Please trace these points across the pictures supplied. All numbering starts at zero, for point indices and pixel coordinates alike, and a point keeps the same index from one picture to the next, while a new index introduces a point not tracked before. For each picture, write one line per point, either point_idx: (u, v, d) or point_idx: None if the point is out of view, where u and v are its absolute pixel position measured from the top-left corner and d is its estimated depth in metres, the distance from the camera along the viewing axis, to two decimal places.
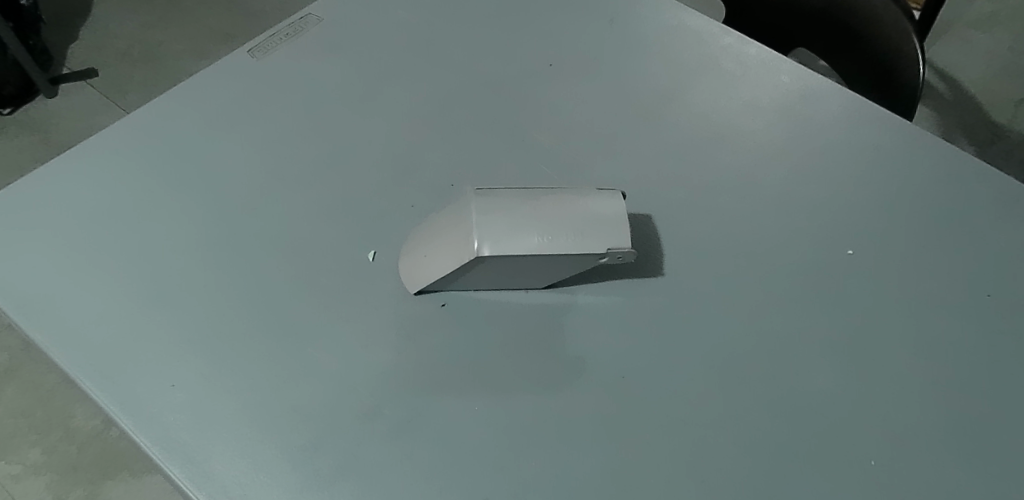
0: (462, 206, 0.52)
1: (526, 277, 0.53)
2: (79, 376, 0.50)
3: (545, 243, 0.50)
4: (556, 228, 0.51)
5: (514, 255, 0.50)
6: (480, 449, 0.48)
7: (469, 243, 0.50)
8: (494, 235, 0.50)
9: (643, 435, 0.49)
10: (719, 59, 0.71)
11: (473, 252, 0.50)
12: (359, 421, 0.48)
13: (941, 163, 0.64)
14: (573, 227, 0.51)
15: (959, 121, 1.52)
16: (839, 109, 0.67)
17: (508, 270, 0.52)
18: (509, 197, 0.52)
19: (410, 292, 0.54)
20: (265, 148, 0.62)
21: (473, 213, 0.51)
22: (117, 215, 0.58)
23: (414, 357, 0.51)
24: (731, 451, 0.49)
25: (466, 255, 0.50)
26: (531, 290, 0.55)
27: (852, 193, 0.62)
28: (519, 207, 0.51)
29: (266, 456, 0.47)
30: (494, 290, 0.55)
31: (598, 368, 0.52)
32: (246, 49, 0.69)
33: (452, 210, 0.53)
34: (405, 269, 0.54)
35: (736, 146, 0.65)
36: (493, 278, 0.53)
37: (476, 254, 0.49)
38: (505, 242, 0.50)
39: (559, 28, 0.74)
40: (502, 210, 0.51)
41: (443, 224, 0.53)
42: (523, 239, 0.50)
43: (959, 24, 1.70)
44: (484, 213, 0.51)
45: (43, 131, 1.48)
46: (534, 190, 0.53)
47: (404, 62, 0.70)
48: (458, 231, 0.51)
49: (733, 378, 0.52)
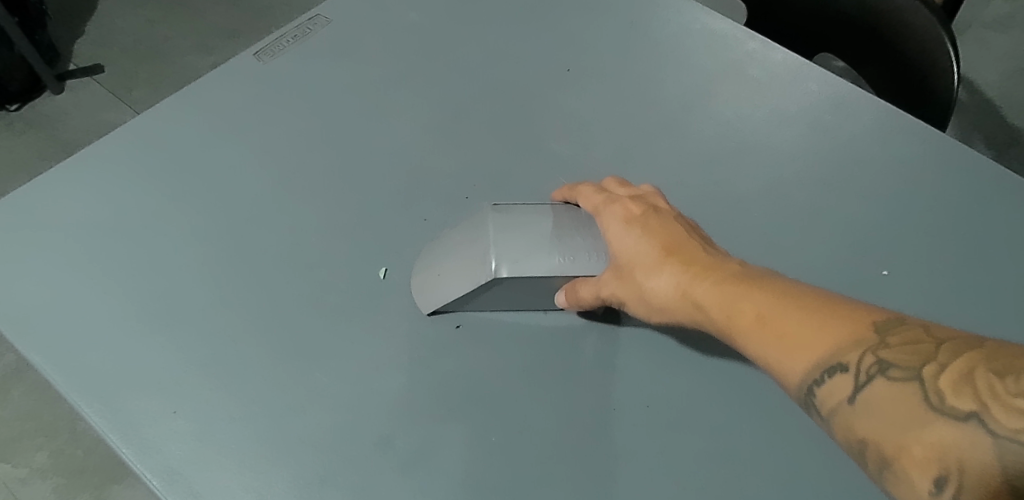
0: (480, 223, 0.50)
1: (544, 302, 0.51)
2: (76, 401, 0.48)
3: (566, 262, 0.48)
4: (578, 246, 0.48)
5: (533, 275, 0.47)
6: (498, 482, 0.46)
7: (486, 263, 0.48)
8: (511, 254, 0.48)
9: (668, 469, 0.47)
10: (744, 66, 0.68)
11: (490, 272, 0.47)
12: (371, 451, 0.46)
13: (976, 178, 0.62)
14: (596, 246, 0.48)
15: (981, 123, 1.49)
16: (869, 119, 0.65)
17: (524, 292, 0.49)
18: (530, 214, 0.49)
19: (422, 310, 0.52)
20: (274, 157, 0.60)
21: (491, 232, 0.48)
22: (120, 229, 0.56)
23: (428, 382, 0.49)
24: (760, 486, 0.47)
25: (483, 275, 0.48)
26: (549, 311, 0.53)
27: (884, 210, 0.60)
28: (540, 225, 0.49)
29: (273, 488, 0.45)
30: (510, 310, 0.52)
31: (619, 396, 0.49)
32: (252, 52, 0.67)
33: (469, 226, 0.50)
34: (417, 284, 0.52)
35: (763, 157, 0.62)
36: (510, 298, 0.51)
37: (493, 275, 0.47)
38: (523, 263, 0.48)
39: (578, 31, 0.71)
40: (521, 227, 0.49)
41: (459, 241, 0.51)
42: (542, 259, 0.48)
43: (977, 24, 1.66)
44: (502, 230, 0.48)
45: (48, 129, 1.46)
46: (556, 207, 0.51)
47: (418, 67, 0.68)
48: (474, 249, 0.49)
49: (762, 405, 0.50)
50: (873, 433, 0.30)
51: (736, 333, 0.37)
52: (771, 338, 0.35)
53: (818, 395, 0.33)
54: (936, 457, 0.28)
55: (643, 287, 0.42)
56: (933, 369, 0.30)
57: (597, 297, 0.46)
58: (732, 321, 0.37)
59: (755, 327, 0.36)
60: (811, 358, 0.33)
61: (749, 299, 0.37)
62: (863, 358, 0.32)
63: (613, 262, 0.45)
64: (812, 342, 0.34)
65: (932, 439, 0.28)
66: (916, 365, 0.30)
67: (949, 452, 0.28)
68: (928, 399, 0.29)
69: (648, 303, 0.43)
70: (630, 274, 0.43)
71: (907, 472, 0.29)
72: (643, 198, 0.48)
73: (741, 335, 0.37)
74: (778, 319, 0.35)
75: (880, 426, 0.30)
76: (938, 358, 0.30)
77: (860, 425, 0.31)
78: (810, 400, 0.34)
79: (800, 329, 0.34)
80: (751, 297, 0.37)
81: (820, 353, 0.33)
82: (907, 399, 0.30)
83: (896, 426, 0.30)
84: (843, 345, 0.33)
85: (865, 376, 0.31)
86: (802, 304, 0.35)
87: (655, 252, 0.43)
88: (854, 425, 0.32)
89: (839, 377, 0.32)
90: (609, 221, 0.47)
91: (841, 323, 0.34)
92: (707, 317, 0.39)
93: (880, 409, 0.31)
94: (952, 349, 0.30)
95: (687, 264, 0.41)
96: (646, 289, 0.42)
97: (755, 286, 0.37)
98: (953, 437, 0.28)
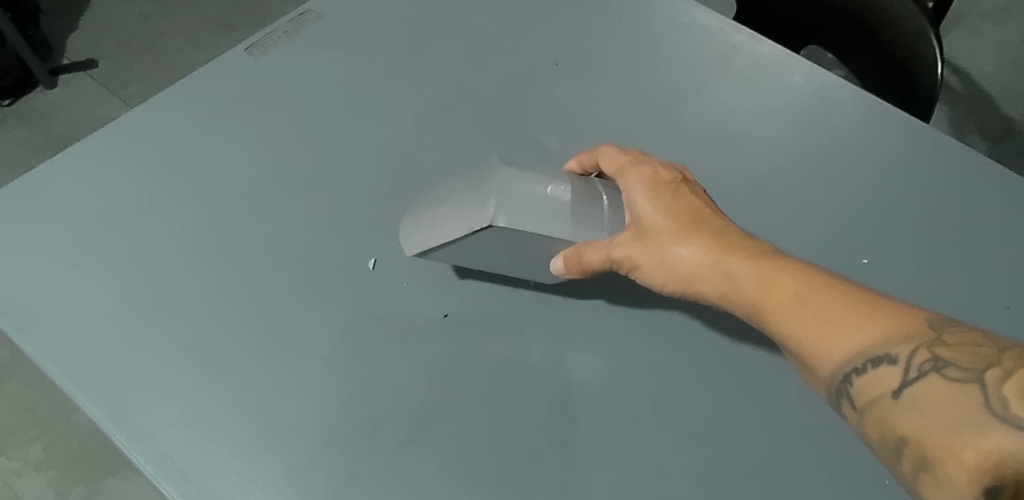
0: (490, 166, 0.48)
1: (533, 262, 0.50)
2: (71, 389, 0.49)
3: (561, 227, 0.47)
4: (576, 214, 0.48)
5: (527, 231, 0.46)
6: (484, 466, 0.47)
7: (487, 208, 0.46)
8: (512, 205, 0.46)
9: (650, 452, 0.48)
10: (730, 58, 0.69)
11: (488, 217, 0.46)
12: (359, 436, 0.47)
13: (957, 167, 0.63)
14: (593, 216, 0.48)
15: (971, 115, 1.50)
16: (853, 110, 0.65)
17: (516, 248, 0.49)
18: (538, 170, 0.48)
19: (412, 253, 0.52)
20: (263, 150, 0.61)
21: (497, 178, 0.47)
22: (112, 221, 0.57)
23: (418, 370, 0.50)
24: (740, 469, 0.48)
25: (480, 220, 0.46)
26: (536, 299, 0.54)
27: (866, 200, 0.61)
28: (545, 182, 0.48)
29: (263, 472, 0.46)
30: (502, 267, 0.52)
31: (603, 382, 0.50)
32: (243, 46, 0.68)
33: (478, 170, 0.49)
34: (414, 227, 0.52)
35: (748, 149, 0.63)
36: (501, 250, 0.49)
37: (491, 221, 0.45)
38: (522, 215, 0.46)
39: (566, 24, 0.72)
40: (529, 180, 0.47)
41: (464, 185, 0.49)
42: (540, 218, 0.47)
43: (969, 16, 1.67)
44: (511, 178, 0.47)
45: (42, 124, 1.47)
46: (566, 171, 0.50)
47: (407, 61, 0.68)
48: (478, 193, 0.47)
49: (743, 389, 0.51)
50: (916, 428, 0.31)
51: (777, 316, 0.39)
52: (813, 321, 0.37)
53: (861, 385, 0.35)
54: (990, 464, 0.28)
55: (667, 251, 0.44)
56: (995, 374, 0.30)
57: (604, 260, 0.46)
58: (774, 305, 0.39)
59: (795, 310, 0.38)
60: (857, 345, 0.35)
61: (791, 280, 0.39)
62: (918, 352, 0.33)
63: (633, 222, 0.46)
64: (861, 331, 0.36)
65: (987, 446, 0.29)
66: (976, 367, 0.31)
67: (1002, 458, 0.28)
68: (989, 404, 0.29)
69: (669, 271, 0.44)
70: (654, 238, 0.45)
71: (952, 473, 0.29)
72: (674, 167, 0.50)
73: (781, 317, 0.39)
74: (826, 305, 0.37)
75: (923, 419, 0.31)
76: (1001, 363, 0.31)
77: (902, 418, 0.32)
78: (849, 386, 0.36)
79: (849, 316, 0.36)
80: (797, 280, 0.39)
81: (869, 342, 0.35)
82: (962, 399, 0.30)
83: (945, 425, 0.30)
84: (895, 338, 0.34)
85: (918, 371, 0.33)
86: (855, 297, 0.37)
87: (683, 223, 0.44)
88: (896, 418, 0.33)
89: (886, 367, 0.34)
90: (633, 182, 0.48)
91: (896, 318, 0.35)
92: (740, 292, 0.41)
93: (928, 406, 0.31)
94: (1015, 357, 0.31)
95: (724, 244, 0.43)
96: (670, 255, 0.44)
97: (804, 273, 0.39)
98: (1014, 447, 0.28)
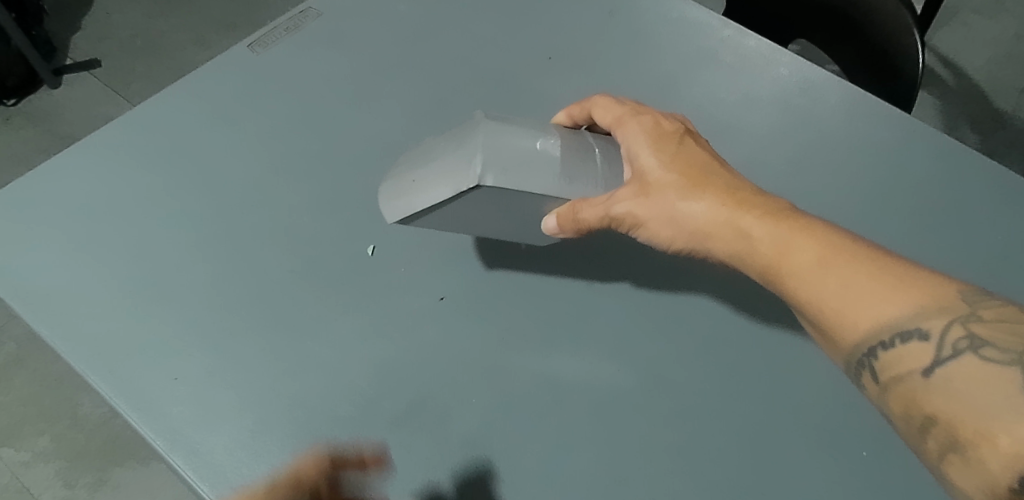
0: (471, 130, 0.48)
1: (519, 220, 0.51)
2: (85, 370, 0.51)
3: (546, 182, 0.48)
4: (558, 169, 0.49)
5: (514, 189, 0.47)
6: (478, 440, 0.49)
7: (472, 169, 0.46)
8: (498, 164, 0.46)
9: (638, 426, 0.50)
10: (718, 52, 0.71)
11: (474, 178, 0.46)
12: (359, 413, 0.49)
13: (938, 156, 0.65)
14: (574, 172, 0.49)
15: (963, 109, 1.52)
16: (837, 101, 0.68)
17: (502, 206, 0.49)
18: (520, 131, 0.49)
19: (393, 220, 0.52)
20: (267, 143, 0.63)
21: (482, 139, 0.47)
22: (121, 212, 0.59)
23: (413, 351, 0.52)
24: (725, 441, 0.50)
25: (467, 182, 0.46)
26: (512, 299, 0.55)
27: (849, 188, 0.63)
28: (528, 142, 0.48)
29: (267, 447, 0.48)
30: (490, 229, 0.53)
31: (592, 361, 0.52)
32: (245, 43, 0.70)
33: (458, 134, 0.49)
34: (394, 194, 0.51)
35: (734, 139, 0.66)
36: (487, 210, 0.50)
37: (478, 181, 0.46)
38: (510, 175, 0.47)
39: (559, 20, 0.74)
40: (509, 140, 0.48)
41: (445, 149, 0.49)
42: (525, 175, 0.47)
43: (962, 11, 1.69)
44: (493, 139, 0.47)
45: (46, 123, 1.49)
46: (544, 128, 0.50)
47: (405, 56, 0.70)
48: (461, 156, 0.47)
49: (730, 367, 0.53)
50: (947, 407, 0.34)
51: (802, 282, 0.41)
52: (839, 289, 0.40)
53: (889, 357, 0.38)
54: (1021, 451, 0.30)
55: (677, 206, 0.46)
56: None
57: (603, 216, 0.48)
58: (801, 271, 0.42)
59: (821, 278, 0.41)
60: (886, 316, 0.38)
61: (819, 246, 0.41)
62: (953, 327, 0.36)
63: (638, 174, 0.49)
64: (892, 303, 0.38)
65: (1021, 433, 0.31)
66: (1014, 348, 0.34)
67: None
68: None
69: (679, 227, 0.47)
70: (657, 190, 0.47)
71: (986, 456, 0.32)
72: (677, 119, 0.53)
73: (806, 283, 0.41)
74: (855, 274, 0.40)
75: (955, 395, 0.34)
76: None
77: (930, 394, 0.35)
78: (875, 358, 0.38)
79: (879, 287, 0.39)
80: (824, 247, 0.41)
81: (899, 316, 0.38)
82: (998, 380, 0.33)
83: (978, 407, 0.33)
84: (929, 313, 0.37)
85: (952, 349, 0.35)
86: (886, 268, 0.39)
87: (690, 177, 0.47)
88: (923, 396, 0.35)
89: (918, 344, 0.36)
90: (632, 130, 0.51)
91: (928, 291, 0.38)
92: (762, 255, 0.43)
93: (961, 385, 0.34)
94: None
95: (748, 207, 0.45)
96: (677, 209, 0.46)
97: (832, 240, 0.41)
98: None
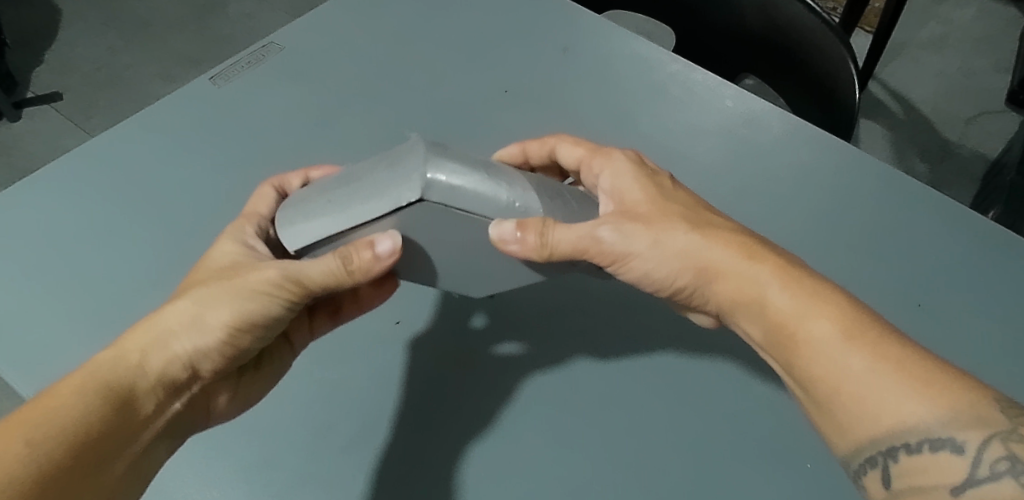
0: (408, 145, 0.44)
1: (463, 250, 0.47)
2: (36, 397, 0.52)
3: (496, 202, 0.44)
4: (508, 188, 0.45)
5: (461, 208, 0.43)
6: (427, 461, 0.52)
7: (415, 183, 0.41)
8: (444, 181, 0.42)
9: (580, 445, 0.53)
10: (667, 85, 0.75)
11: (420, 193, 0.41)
12: (316, 437, 0.53)
13: (874, 181, 0.68)
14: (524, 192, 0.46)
15: (911, 140, 1.59)
16: (777, 131, 0.71)
17: (449, 230, 0.45)
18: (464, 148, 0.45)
19: (296, 248, 0.46)
20: (226, 175, 0.64)
21: (419, 152, 0.42)
22: (78, 243, 0.60)
23: (372, 384, 0.55)
24: (666, 457, 0.52)
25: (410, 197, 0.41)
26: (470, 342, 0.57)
27: (789, 213, 0.66)
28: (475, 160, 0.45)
29: (222, 473, 0.51)
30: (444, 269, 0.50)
31: (536, 384, 0.56)
32: (207, 77, 0.71)
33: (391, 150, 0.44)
34: (301, 217, 0.46)
35: (681, 168, 0.68)
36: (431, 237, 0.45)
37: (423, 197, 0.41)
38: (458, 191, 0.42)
39: (515, 55, 0.77)
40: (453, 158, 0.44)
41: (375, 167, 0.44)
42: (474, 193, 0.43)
43: (908, 46, 1.77)
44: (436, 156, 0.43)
45: (4, 157, 1.47)
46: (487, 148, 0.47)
47: (365, 90, 0.72)
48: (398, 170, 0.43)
49: (670, 385, 0.55)
50: None
51: (820, 354, 0.40)
52: (863, 373, 0.38)
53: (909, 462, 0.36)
54: None
55: (679, 242, 0.47)
56: None
57: (586, 235, 0.47)
58: (821, 343, 0.40)
59: (842, 355, 0.39)
60: (915, 418, 0.36)
61: (844, 321, 0.40)
62: (993, 445, 0.34)
63: (629, 206, 0.50)
64: (920, 402, 0.36)
65: None
66: None
67: None
68: None
69: (687, 264, 0.46)
70: (656, 225, 0.47)
71: None
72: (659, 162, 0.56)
73: (825, 359, 0.39)
74: (884, 360, 0.38)
75: None
76: None
77: None
78: (892, 461, 0.37)
79: (909, 383, 0.37)
80: (850, 324, 0.40)
81: (927, 416, 0.36)
82: None
83: None
84: (962, 421, 0.35)
85: (990, 470, 0.34)
86: (920, 363, 0.37)
87: (697, 227, 0.47)
88: None
89: (949, 456, 0.35)
90: (615, 162, 0.54)
91: (964, 396, 0.36)
92: (781, 319, 0.42)
93: None
94: None
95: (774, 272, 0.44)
96: (679, 249, 0.46)
97: (857, 317, 0.40)
98: None
